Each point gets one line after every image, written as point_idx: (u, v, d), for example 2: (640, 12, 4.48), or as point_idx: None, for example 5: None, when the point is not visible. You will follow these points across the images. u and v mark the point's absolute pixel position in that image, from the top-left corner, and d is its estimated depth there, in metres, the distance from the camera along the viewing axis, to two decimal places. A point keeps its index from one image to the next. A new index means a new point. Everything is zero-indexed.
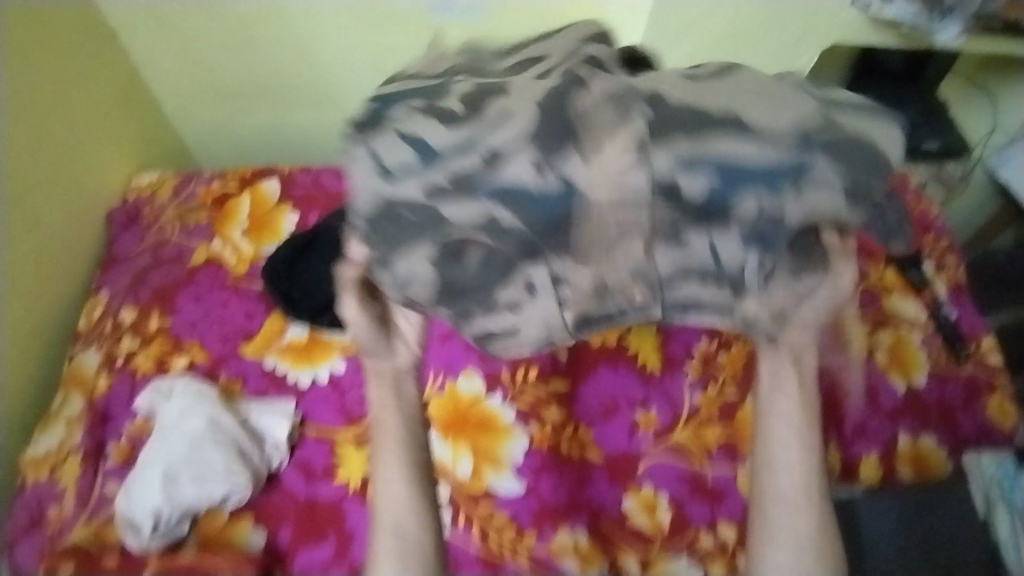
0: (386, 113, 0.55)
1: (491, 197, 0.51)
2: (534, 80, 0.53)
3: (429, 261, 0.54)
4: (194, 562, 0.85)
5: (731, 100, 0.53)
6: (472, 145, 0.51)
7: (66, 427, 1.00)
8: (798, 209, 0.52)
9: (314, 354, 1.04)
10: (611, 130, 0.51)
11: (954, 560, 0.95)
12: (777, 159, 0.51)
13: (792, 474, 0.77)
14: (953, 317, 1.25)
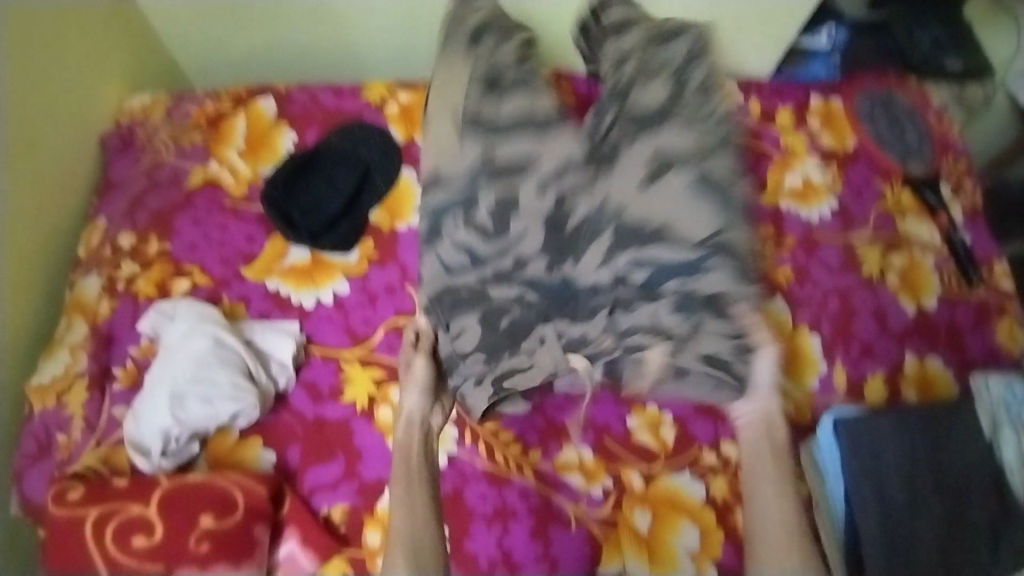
0: (444, 219, 1.01)
1: (521, 285, 1.01)
2: (530, 202, 1.01)
3: (472, 324, 0.98)
4: (208, 480, 0.86)
5: (640, 211, 1.01)
6: (506, 253, 1.01)
7: (71, 352, 0.97)
8: (694, 286, 0.98)
9: (316, 274, 1.03)
10: (586, 249, 1.02)
11: (959, 478, 0.95)
12: (674, 266, 0.99)
13: (769, 500, 0.87)
14: (967, 243, 1.20)
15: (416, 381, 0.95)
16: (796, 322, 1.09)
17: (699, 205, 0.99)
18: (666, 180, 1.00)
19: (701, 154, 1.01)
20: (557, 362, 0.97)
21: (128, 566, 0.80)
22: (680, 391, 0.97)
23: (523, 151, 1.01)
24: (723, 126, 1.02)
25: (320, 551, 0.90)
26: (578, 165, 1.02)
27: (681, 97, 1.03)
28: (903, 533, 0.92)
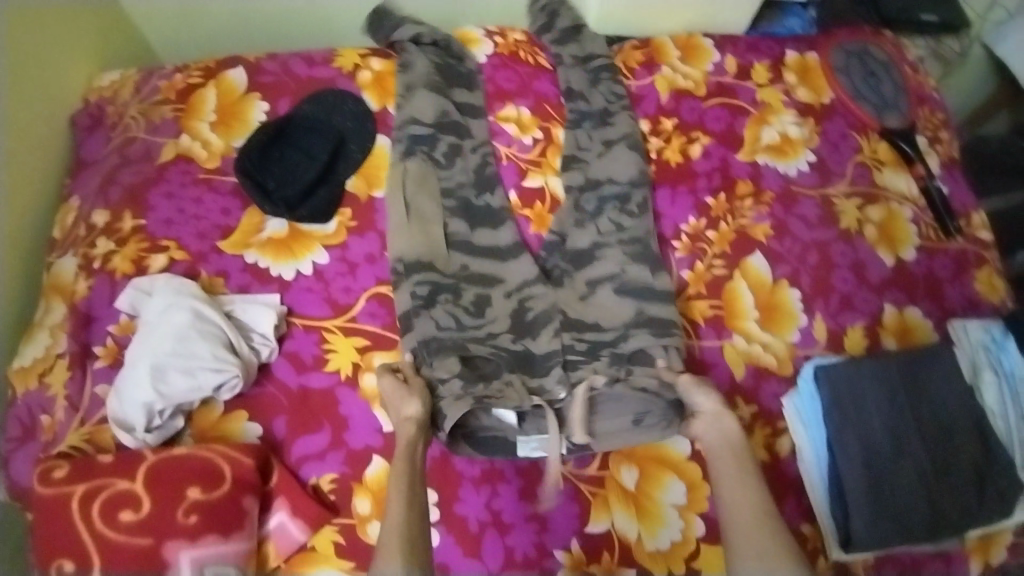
0: (438, 291, 1.00)
1: (486, 344, 0.99)
2: (501, 300, 1.03)
3: (452, 366, 0.95)
4: (194, 453, 0.86)
5: (597, 300, 1.05)
6: (484, 327, 1.01)
7: (50, 334, 0.96)
8: (620, 350, 1.01)
9: (296, 247, 1.02)
10: (542, 329, 1.02)
11: (940, 425, 0.96)
12: (615, 336, 1.01)
13: (732, 490, 0.84)
14: (945, 193, 1.21)
15: (418, 395, 0.89)
16: (775, 277, 1.09)
17: (622, 302, 1.04)
18: (597, 294, 1.05)
19: (628, 256, 1.07)
20: (521, 398, 0.96)
21: (117, 540, 0.80)
22: (609, 417, 0.96)
23: (477, 249, 1.06)
24: (643, 243, 1.08)
25: (311, 520, 0.90)
26: (537, 282, 1.05)
27: (611, 235, 1.08)
28: (886, 473, 0.94)
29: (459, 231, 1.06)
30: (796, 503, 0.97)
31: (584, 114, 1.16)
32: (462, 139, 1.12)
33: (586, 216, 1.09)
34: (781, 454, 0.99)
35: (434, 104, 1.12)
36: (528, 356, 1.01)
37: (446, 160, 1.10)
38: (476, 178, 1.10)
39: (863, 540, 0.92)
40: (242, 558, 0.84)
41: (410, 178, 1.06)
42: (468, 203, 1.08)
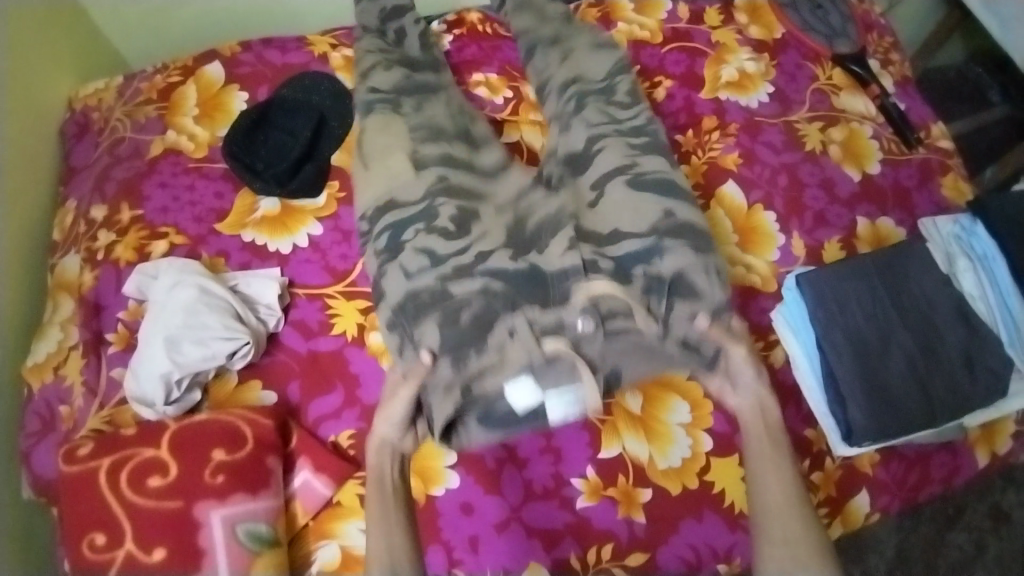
0: (403, 229, 0.97)
1: (482, 275, 0.93)
2: (490, 215, 1.00)
3: (438, 326, 0.90)
4: (214, 419, 0.89)
5: (608, 206, 1.00)
6: (469, 248, 0.95)
7: (62, 328, 1.02)
8: (654, 269, 0.95)
9: (289, 223, 1.07)
10: (551, 238, 0.98)
11: (921, 313, 1.01)
12: (637, 249, 0.96)
13: (767, 474, 0.88)
14: (902, 109, 1.27)
15: (397, 401, 0.90)
16: (750, 202, 1.14)
17: (643, 199, 0.99)
18: (609, 194, 1.01)
19: (635, 148, 1.03)
20: (527, 350, 0.90)
21: (147, 506, 0.82)
22: (634, 363, 0.95)
23: (450, 158, 1.02)
24: (647, 133, 1.06)
25: (335, 475, 0.93)
26: (535, 188, 1.05)
27: (607, 125, 1.05)
28: (877, 364, 0.98)
29: (428, 153, 1.02)
30: (796, 411, 1.03)
31: (535, 44, 1.17)
32: (428, 94, 1.10)
33: (569, 115, 1.08)
34: (775, 364, 1.05)
35: (394, 74, 1.11)
36: (541, 275, 0.95)
37: (413, 111, 1.07)
38: (451, 114, 1.08)
39: (862, 428, 0.96)
40: (272, 514, 0.87)
41: (371, 130, 1.05)
42: (436, 125, 1.05)
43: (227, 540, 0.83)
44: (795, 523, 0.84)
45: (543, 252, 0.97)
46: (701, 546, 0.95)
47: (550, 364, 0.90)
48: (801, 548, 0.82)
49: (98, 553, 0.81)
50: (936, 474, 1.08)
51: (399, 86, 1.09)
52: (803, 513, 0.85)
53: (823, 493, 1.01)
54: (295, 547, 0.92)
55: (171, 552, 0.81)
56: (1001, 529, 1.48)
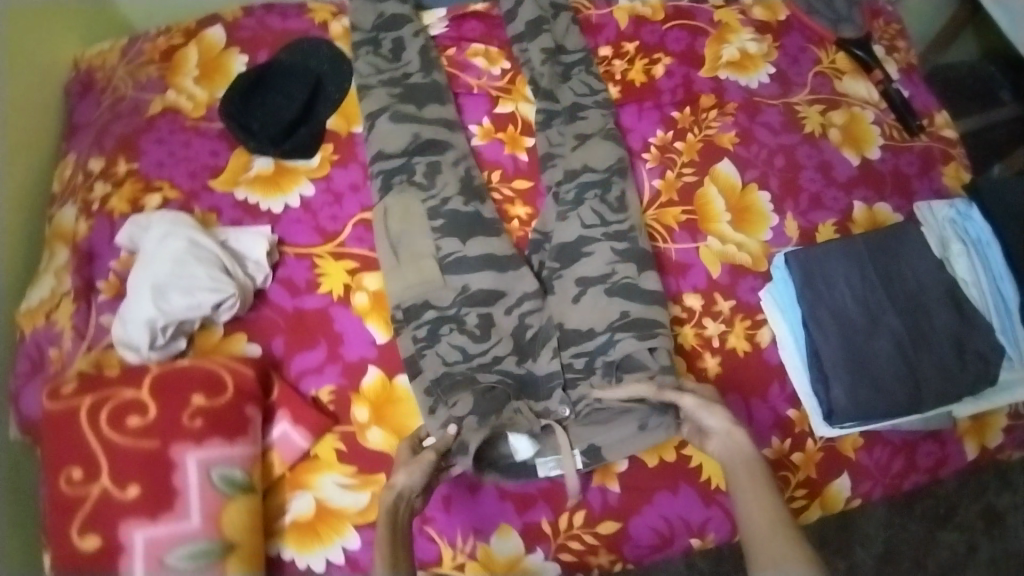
0: (441, 324, 0.98)
1: (496, 372, 0.96)
2: (502, 318, 1.00)
3: (467, 400, 0.93)
4: (195, 365, 0.91)
5: (595, 302, 1.01)
6: (489, 351, 0.97)
7: (55, 275, 1.05)
8: (609, 359, 0.98)
9: (283, 183, 1.08)
10: (541, 346, 1.00)
11: (913, 297, 0.99)
12: (602, 341, 0.99)
13: (752, 499, 0.77)
14: (905, 95, 1.25)
15: (420, 464, 0.84)
16: (744, 181, 1.13)
17: (609, 302, 1.01)
18: (587, 294, 1.02)
19: (618, 254, 1.03)
20: (532, 423, 0.94)
21: (124, 445, 0.84)
22: (610, 438, 0.94)
23: (472, 263, 1.01)
24: (629, 238, 1.05)
25: (312, 428, 0.94)
26: (534, 295, 1.02)
27: (594, 228, 1.05)
28: (864, 344, 0.97)
29: (451, 249, 1.02)
30: (781, 391, 1.01)
31: (552, 112, 1.15)
32: (441, 153, 1.09)
33: (569, 205, 1.07)
34: (761, 343, 1.04)
35: (403, 132, 1.10)
36: (530, 379, 0.99)
37: (428, 180, 1.07)
38: (462, 187, 1.07)
39: (843, 409, 0.95)
40: (247, 462, 0.88)
41: (394, 215, 1.04)
42: (455, 214, 1.04)
43: (201, 482, 0.84)
44: (789, 548, 0.71)
45: (547, 343, 1.00)
46: (675, 518, 0.95)
47: (543, 433, 0.94)
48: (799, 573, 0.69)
49: (74, 488, 0.83)
50: (922, 464, 1.05)
51: (408, 150, 1.09)
52: (796, 537, 0.73)
53: (803, 474, 0.99)
54: (270, 497, 0.93)
55: (145, 490, 0.83)
56: (992, 531, 1.48)
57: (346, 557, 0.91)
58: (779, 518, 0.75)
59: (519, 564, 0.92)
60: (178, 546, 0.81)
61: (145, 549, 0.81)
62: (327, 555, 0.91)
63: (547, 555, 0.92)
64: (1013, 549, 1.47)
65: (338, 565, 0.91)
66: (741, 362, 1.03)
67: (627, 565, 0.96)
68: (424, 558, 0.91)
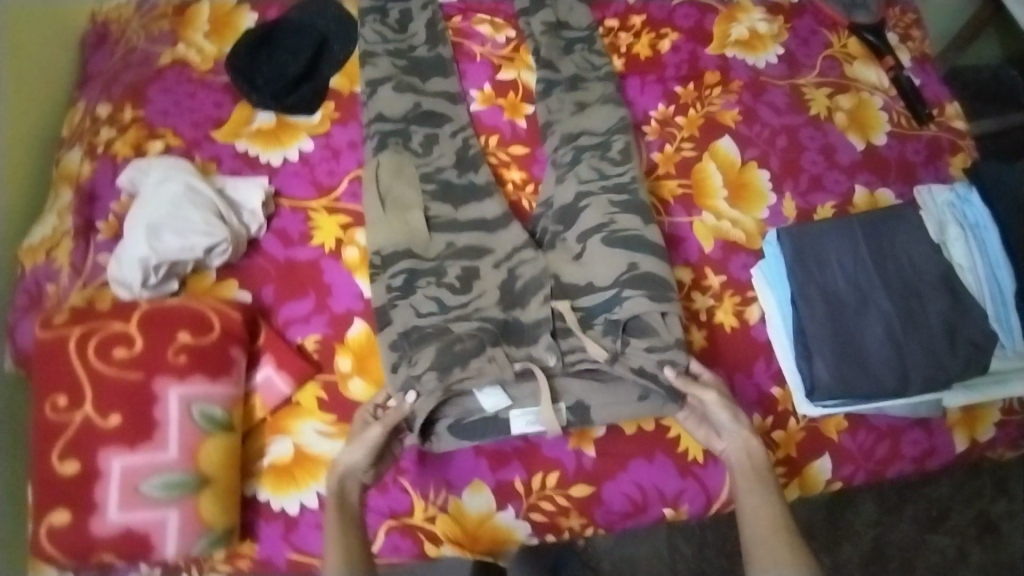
0: (417, 276, 0.98)
1: (475, 322, 0.95)
2: (488, 271, 1.00)
3: (432, 354, 0.91)
4: (183, 304, 0.92)
5: (596, 252, 1.00)
6: (470, 303, 0.97)
7: (58, 215, 1.08)
8: (614, 317, 0.96)
9: (283, 137, 1.10)
10: (532, 296, 0.98)
11: (906, 280, 0.99)
12: (602, 299, 0.98)
13: (757, 506, 0.84)
14: (916, 84, 1.24)
15: (363, 440, 0.88)
16: (744, 159, 1.13)
17: (613, 252, 0.99)
18: (588, 247, 1.01)
19: (615, 205, 1.02)
20: (501, 370, 0.91)
21: (109, 374, 0.87)
22: (603, 403, 0.94)
23: (460, 225, 1.03)
24: (629, 190, 1.04)
25: (295, 374, 0.95)
26: (527, 246, 1.02)
27: (595, 183, 1.05)
28: (851, 322, 0.97)
29: (442, 212, 1.04)
30: (766, 367, 1.02)
31: (552, 82, 1.14)
32: (439, 126, 1.10)
33: (565, 167, 1.07)
34: (749, 320, 1.04)
35: (404, 100, 1.11)
36: (514, 325, 0.97)
37: (424, 149, 1.08)
38: (458, 159, 1.08)
39: (825, 386, 0.94)
40: (228, 401, 0.90)
41: (385, 169, 1.04)
42: (448, 184, 1.06)
43: (181, 416, 0.86)
44: (787, 554, 0.80)
45: (535, 298, 0.98)
46: (650, 487, 0.95)
47: (522, 384, 0.94)
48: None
49: (59, 413, 0.86)
50: (907, 452, 1.03)
51: (408, 116, 1.10)
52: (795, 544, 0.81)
53: (783, 453, 0.99)
54: (250, 439, 0.94)
55: (126, 419, 0.85)
56: (985, 538, 1.45)
57: (319, 503, 0.92)
58: (780, 525, 0.82)
59: (489, 521, 0.93)
60: (155, 476, 0.84)
61: (122, 476, 0.83)
62: (301, 499, 0.92)
63: (518, 514, 0.93)
64: (1005, 557, 1.44)
65: (311, 511, 0.92)
66: (727, 337, 1.03)
67: (599, 531, 0.96)
68: (386, 512, 0.92)
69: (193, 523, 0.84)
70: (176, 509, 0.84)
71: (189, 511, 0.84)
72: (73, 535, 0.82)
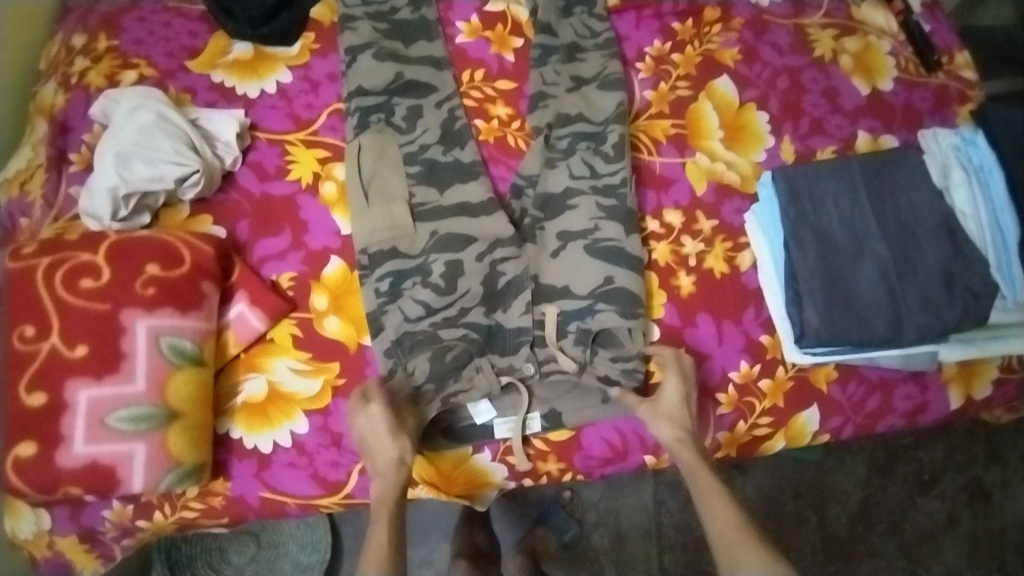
0: (404, 277, 0.94)
1: (462, 327, 0.93)
2: (472, 264, 0.95)
3: (425, 364, 0.90)
4: (153, 236, 0.89)
5: (577, 257, 0.96)
6: (455, 304, 0.94)
7: (32, 148, 1.03)
8: (586, 325, 0.94)
9: (260, 68, 1.05)
10: (514, 297, 0.95)
11: (903, 225, 0.98)
12: (580, 306, 0.95)
13: (718, 512, 0.81)
14: (926, 30, 1.17)
15: (385, 428, 0.86)
16: (742, 100, 1.08)
17: (592, 263, 0.96)
18: (568, 249, 0.97)
19: (602, 210, 0.98)
20: (491, 384, 0.91)
21: (77, 305, 0.84)
22: (574, 406, 0.93)
23: (446, 212, 0.97)
24: (618, 194, 0.99)
25: (269, 311, 0.92)
26: (509, 241, 0.97)
27: (584, 182, 1.00)
28: (845, 268, 0.96)
29: (425, 197, 0.98)
30: (755, 315, 0.99)
31: (549, 48, 1.08)
32: (422, 97, 1.04)
33: (558, 155, 1.02)
34: (741, 267, 1.01)
35: (385, 70, 1.04)
36: (498, 331, 0.95)
37: (407, 124, 1.02)
38: (443, 134, 1.02)
39: (816, 330, 0.93)
40: (199, 335, 0.87)
41: (367, 152, 0.99)
42: (434, 164, 1.00)
43: (149, 349, 0.84)
44: (759, 551, 0.76)
45: (516, 302, 0.95)
46: (629, 432, 0.95)
47: (505, 393, 0.94)
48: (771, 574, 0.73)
49: (26, 344, 0.83)
50: (898, 406, 1.01)
51: (390, 88, 1.03)
52: (759, 538, 0.78)
53: (769, 402, 0.97)
54: (223, 376, 0.92)
55: (94, 350, 0.82)
56: (977, 505, 1.43)
57: (292, 441, 0.91)
58: (743, 522, 0.80)
59: (466, 463, 0.93)
60: (122, 408, 0.82)
61: (89, 407, 0.81)
62: (275, 438, 0.91)
63: (494, 457, 0.93)
64: (994, 525, 1.43)
65: (284, 449, 0.91)
66: (717, 284, 0.99)
67: (578, 477, 0.96)
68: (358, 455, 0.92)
69: (160, 458, 0.82)
70: (143, 443, 0.82)
71: (157, 446, 0.82)
72: (38, 467, 0.80)
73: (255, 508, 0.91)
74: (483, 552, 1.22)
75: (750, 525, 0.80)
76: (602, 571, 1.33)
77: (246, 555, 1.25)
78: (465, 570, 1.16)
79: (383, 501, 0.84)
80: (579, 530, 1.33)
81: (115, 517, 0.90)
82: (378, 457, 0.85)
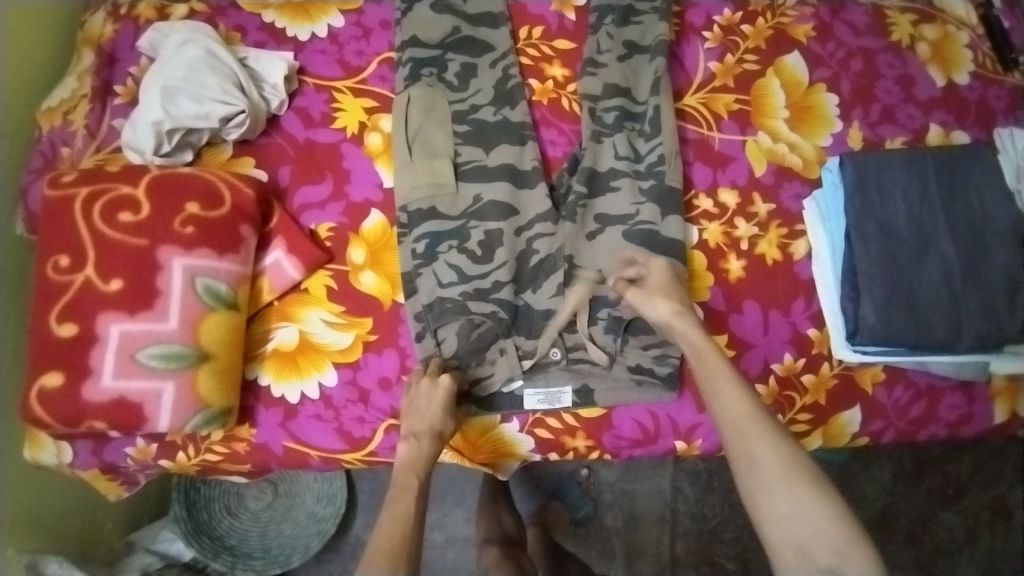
0: (441, 239, 0.91)
1: (494, 302, 0.89)
2: (510, 237, 0.92)
3: (459, 333, 0.88)
4: (194, 173, 0.88)
5: (616, 239, 0.93)
6: (487, 276, 0.90)
7: (77, 78, 1.00)
8: (618, 313, 0.90)
9: (312, 11, 1.02)
10: (545, 278, 0.91)
11: (973, 226, 0.93)
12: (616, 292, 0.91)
13: (735, 400, 0.75)
14: (1007, 25, 1.09)
15: (437, 396, 0.84)
16: (811, 79, 1.02)
17: (627, 247, 0.92)
18: (608, 234, 0.93)
19: (641, 193, 0.94)
20: (512, 368, 0.88)
21: (113, 237, 0.83)
22: (607, 385, 0.91)
23: (489, 174, 0.94)
24: (657, 175, 0.95)
25: (306, 260, 0.90)
26: (546, 217, 0.93)
27: (627, 163, 0.95)
28: (908, 267, 0.91)
29: (472, 157, 0.95)
30: (805, 307, 0.95)
31: (605, 10, 1.02)
32: (478, 55, 1.00)
33: (605, 128, 0.96)
34: (795, 255, 0.96)
35: (442, 23, 1.00)
36: (525, 312, 0.91)
37: (460, 82, 0.98)
38: (496, 95, 0.98)
39: (871, 328, 0.89)
40: (234, 279, 0.86)
41: (415, 106, 0.95)
42: (482, 125, 0.96)
43: (184, 288, 0.83)
44: (779, 449, 0.71)
45: (550, 282, 0.91)
46: (662, 416, 0.92)
47: (530, 372, 0.90)
48: (794, 480, 0.69)
49: (61, 275, 0.82)
50: (943, 416, 0.96)
51: (444, 44, 0.99)
52: (774, 429, 0.73)
53: (811, 398, 0.93)
54: (256, 321, 0.91)
55: (129, 285, 0.81)
56: (997, 525, 1.38)
57: (320, 393, 0.90)
58: (757, 410, 0.74)
59: (492, 431, 0.91)
60: (153, 345, 0.81)
61: (120, 342, 0.80)
62: (303, 389, 0.90)
63: (522, 428, 0.91)
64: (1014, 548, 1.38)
65: (311, 401, 0.90)
66: (767, 271, 0.95)
67: (605, 457, 0.94)
68: (386, 413, 0.90)
69: (189, 398, 0.81)
70: (173, 382, 0.81)
71: (185, 385, 0.81)
72: (64, 399, 0.80)
73: (279, 457, 0.90)
74: (512, 539, 1.19)
75: (764, 411, 0.75)
76: (613, 552, 1.32)
77: (263, 502, 1.26)
78: (495, 560, 1.13)
79: (411, 470, 0.81)
80: (593, 508, 1.32)
81: (137, 455, 0.90)
82: (425, 427, 0.83)
